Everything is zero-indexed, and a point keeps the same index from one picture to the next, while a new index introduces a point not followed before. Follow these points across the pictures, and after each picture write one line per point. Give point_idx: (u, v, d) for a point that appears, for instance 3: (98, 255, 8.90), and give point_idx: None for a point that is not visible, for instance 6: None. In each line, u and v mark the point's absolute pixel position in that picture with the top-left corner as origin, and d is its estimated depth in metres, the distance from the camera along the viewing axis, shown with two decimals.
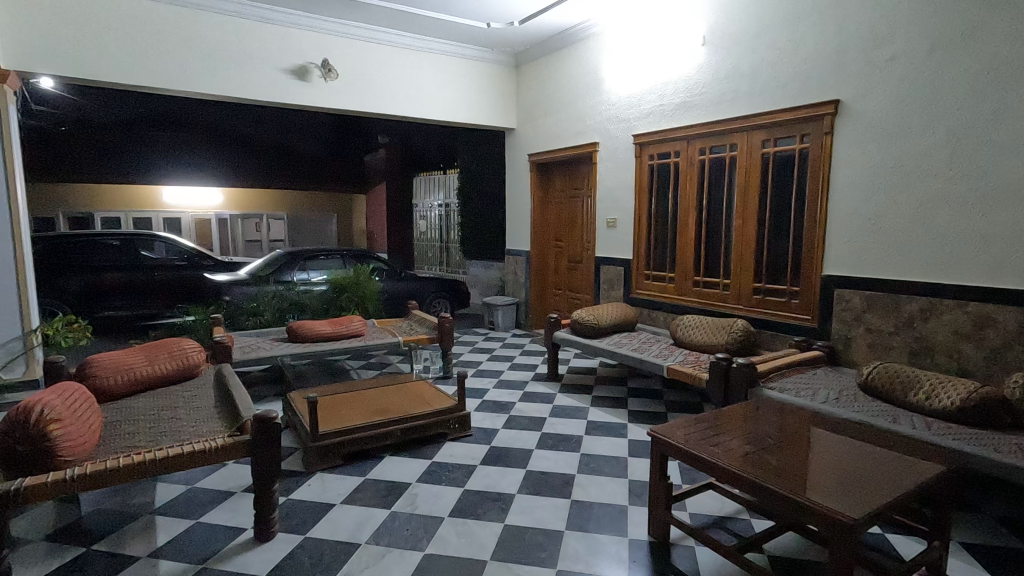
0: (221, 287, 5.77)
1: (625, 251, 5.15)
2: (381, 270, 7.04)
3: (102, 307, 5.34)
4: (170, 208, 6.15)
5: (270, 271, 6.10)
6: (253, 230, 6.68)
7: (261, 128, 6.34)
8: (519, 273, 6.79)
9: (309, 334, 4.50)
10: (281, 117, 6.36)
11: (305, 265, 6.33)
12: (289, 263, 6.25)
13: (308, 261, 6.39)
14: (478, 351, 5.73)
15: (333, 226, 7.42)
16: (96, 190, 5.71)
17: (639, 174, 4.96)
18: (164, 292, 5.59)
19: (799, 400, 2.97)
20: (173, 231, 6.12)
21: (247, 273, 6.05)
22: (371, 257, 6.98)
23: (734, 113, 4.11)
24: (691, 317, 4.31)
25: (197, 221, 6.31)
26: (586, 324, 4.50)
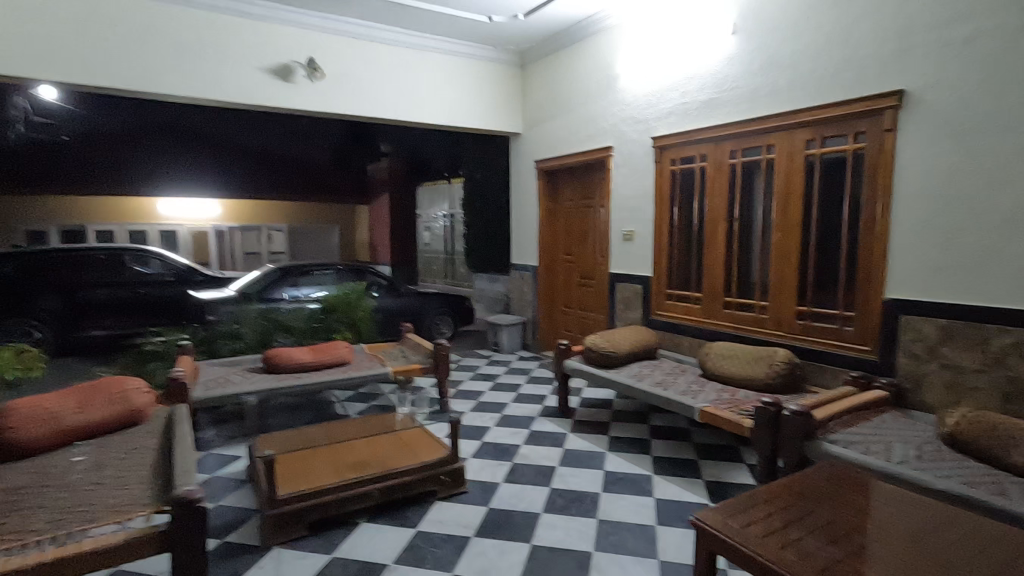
0: (205, 306, 5.18)
1: (644, 267, 4.59)
2: (380, 284, 6.53)
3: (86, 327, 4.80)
4: (166, 219, 5.06)
5: (259, 287, 5.53)
6: (253, 242, 5.57)
7: (269, 135, 5.75)
8: (526, 291, 6.23)
9: (289, 365, 3.98)
10: (288, 121, 5.86)
11: (296, 282, 5.82)
12: (279, 279, 5.71)
13: (301, 277, 5.88)
14: (479, 377, 5.17)
15: (334, 240, 6.12)
16: (91, 203, 4.68)
17: (659, 181, 4.41)
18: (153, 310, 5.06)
19: (871, 459, 2.38)
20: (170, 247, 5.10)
21: (236, 290, 5.39)
22: (368, 269, 6.41)
23: (772, 109, 3.55)
24: (723, 345, 3.73)
25: (193, 234, 5.18)
26: (601, 352, 3.95)
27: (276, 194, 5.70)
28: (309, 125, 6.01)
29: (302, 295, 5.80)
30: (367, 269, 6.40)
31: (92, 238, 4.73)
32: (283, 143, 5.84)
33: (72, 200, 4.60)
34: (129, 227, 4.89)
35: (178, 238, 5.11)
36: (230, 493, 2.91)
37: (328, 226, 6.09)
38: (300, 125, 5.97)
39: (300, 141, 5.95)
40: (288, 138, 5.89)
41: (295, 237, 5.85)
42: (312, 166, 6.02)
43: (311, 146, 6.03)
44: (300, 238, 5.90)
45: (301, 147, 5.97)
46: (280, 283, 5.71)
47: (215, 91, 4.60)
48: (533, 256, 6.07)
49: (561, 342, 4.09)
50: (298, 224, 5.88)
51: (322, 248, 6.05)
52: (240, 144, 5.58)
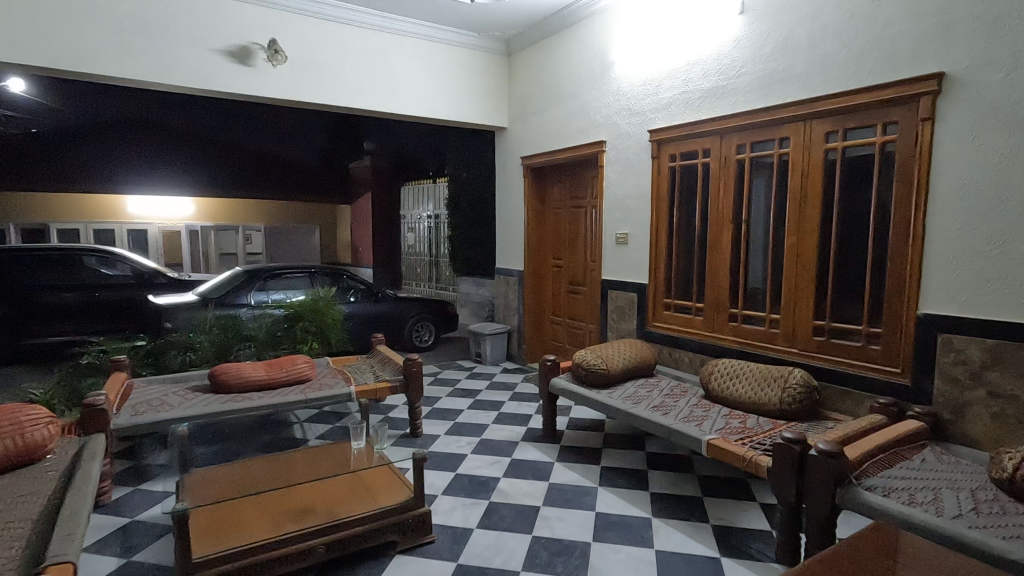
0: (162, 312, 4.63)
1: (640, 274, 4.17)
2: (357, 290, 6.03)
3: (38, 333, 4.12)
4: (136, 217, 4.48)
5: (224, 292, 4.96)
6: (233, 243, 5.01)
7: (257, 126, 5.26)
8: (511, 297, 5.78)
9: (238, 383, 3.50)
10: (275, 113, 5.42)
11: (264, 286, 5.24)
12: (247, 283, 5.11)
13: (269, 280, 5.28)
14: (458, 393, 4.71)
15: (313, 241, 5.50)
16: (57, 199, 4.16)
17: (657, 179, 4.00)
18: (109, 318, 4.40)
19: (919, 512, 1.96)
20: (139, 248, 4.51)
21: (202, 292, 4.84)
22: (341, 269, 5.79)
23: (787, 98, 3.14)
24: (730, 363, 3.32)
25: (166, 234, 4.60)
26: (592, 370, 3.52)
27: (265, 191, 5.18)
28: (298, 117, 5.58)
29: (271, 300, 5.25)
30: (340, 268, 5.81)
31: (54, 237, 4.16)
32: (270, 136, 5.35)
33: (33, 196, 4.08)
34: (94, 225, 4.32)
35: (148, 239, 4.52)
36: (147, 545, 2.42)
37: (310, 227, 5.48)
38: (289, 118, 5.51)
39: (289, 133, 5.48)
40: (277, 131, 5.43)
41: (273, 238, 5.26)
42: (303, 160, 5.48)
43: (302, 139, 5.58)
44: (281, 240, 5.31)
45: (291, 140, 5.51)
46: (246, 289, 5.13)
47: (161, 73, 4.10)
48: (520, 260, 5.62)
49: (547, 358, 3.65)
50: (288, 226, 5.33)
51: (302, 249, 5.45)
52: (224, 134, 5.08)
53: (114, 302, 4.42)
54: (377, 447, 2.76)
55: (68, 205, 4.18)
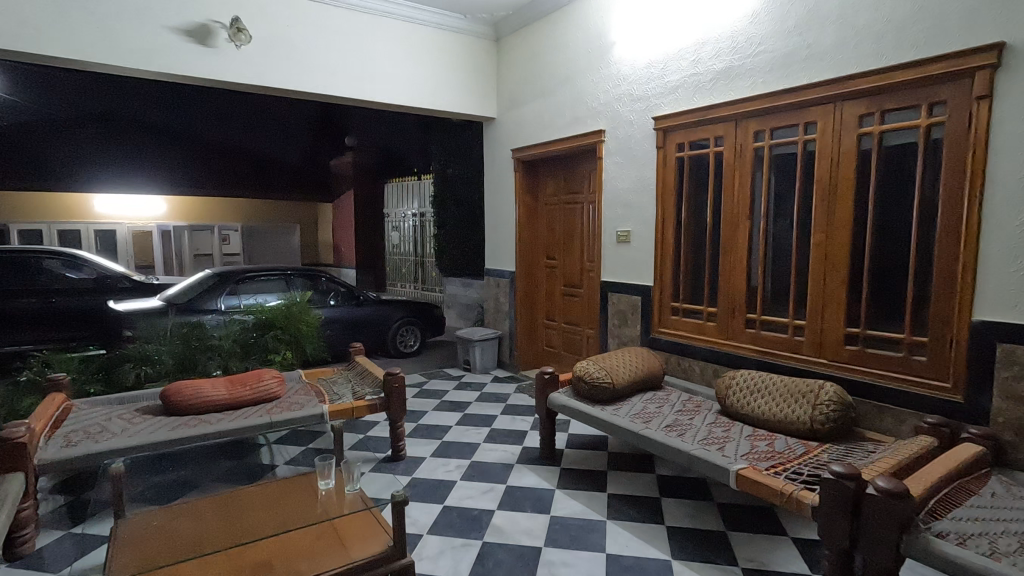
0: (124, 319, 4.19)
1: (644, 276, 3.82)
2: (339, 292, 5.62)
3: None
4: (103, 217, 4.07)
5: (193, 294, 4.52)
6: (208, 244, 4.58)
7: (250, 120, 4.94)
8: (501, 300, 5.40)
9: (196, 404, 3.08)
10: (264, 104, 5.11)
11: (236, 289, 4.81)
12: (218, 286, 4.67)
13: (241, 283, 4.86)
14: (446, 407, 4.31)
15: (294, 241, 5.10)
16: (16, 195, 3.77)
17: (663, 171, 3.64)
18: (66, 323, 4.02)
19: (1007, 565, 1.62)
20: (109, 251, 4.13)
21: (167, 296, 4.37)
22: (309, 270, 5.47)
23: (814, 77, 2.80)
24: (749, 375, 2.98)
25: (135, 234, 4.19)
26: (596, 384, 3.14)
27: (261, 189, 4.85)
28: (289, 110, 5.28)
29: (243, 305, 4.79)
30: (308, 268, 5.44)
31: (14, 238, 3.79)
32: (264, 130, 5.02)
33: None
34: (58, 226, 3.94)
35: (116, 238, 4.11)
36: None
37: (291, 226, 5.05)
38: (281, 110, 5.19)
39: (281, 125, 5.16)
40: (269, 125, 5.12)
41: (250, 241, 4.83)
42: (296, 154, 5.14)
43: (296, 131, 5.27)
44: (259, 242, 4.89)
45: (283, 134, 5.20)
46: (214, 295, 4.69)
47: (109, 56, 3.65)
48: (511, 261, 5.23)
49: (545, 371, 3.26)
50: (279, 226, 5.00)
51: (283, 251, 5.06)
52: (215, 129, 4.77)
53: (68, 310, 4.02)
54: (350, 487, 2.36)
55: (27, 204, 3.78)
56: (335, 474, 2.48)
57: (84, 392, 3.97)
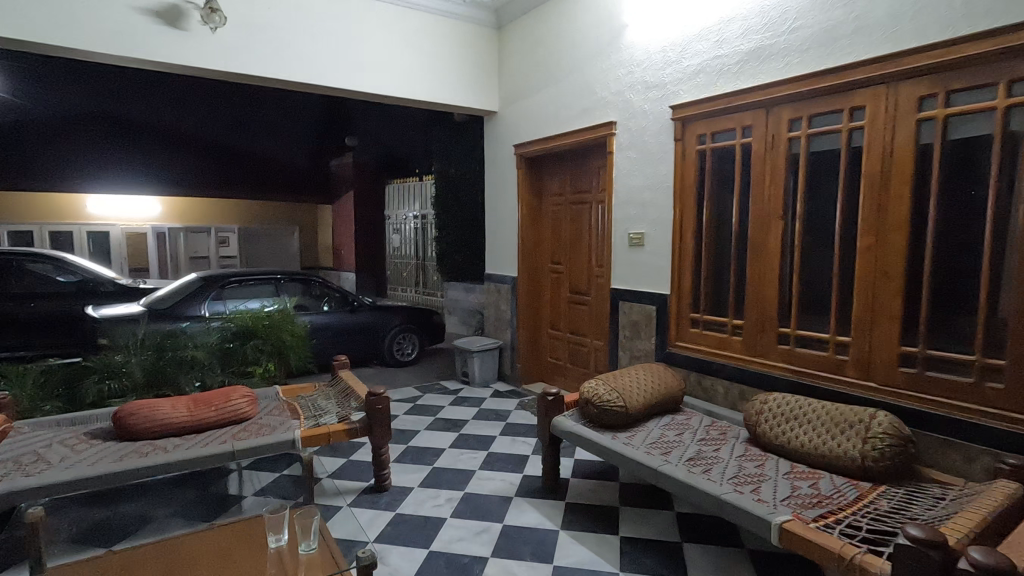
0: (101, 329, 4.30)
1: (661, 284, 3.43)
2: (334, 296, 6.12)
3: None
4: (96, 218, 4.67)
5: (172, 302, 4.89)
6: (201, 246, 5.39)
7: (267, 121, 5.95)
8: (502, 307, 5.02)
9: (152, 428, 2.71)
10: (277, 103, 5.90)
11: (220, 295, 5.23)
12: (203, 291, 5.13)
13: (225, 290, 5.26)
14: (440, 426, 3.93)
15: (292, 242, 6.23)
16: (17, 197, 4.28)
17: (680, 166, 3.26)
18: (44, 330, 4.13)
19: None
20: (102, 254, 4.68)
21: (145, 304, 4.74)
22: (273, 275, 5.70)
23: (863, 54, 2.40)
24: (785, 399, 2.58)
25: (129, 235, 4.83)
26: (606, 406, 2.75)
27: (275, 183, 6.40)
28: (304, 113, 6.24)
29: (227, 309, 5.22)
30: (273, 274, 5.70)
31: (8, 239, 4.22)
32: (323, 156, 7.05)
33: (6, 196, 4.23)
34: (50, 227, 4.43)
35: (109, 240, 4.70)
36: None
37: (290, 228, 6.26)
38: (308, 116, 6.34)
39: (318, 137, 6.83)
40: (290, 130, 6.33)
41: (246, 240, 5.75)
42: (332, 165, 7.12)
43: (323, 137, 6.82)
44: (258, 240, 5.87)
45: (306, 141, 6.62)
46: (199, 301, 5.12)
47: (67, 37, 3.30)
48: (512, 266, 4.85)
49: (547, 394, 2.88)
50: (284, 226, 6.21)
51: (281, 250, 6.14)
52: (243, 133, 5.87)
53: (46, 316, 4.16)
54: (303, 546, 1.96)
55: (29, 207, 4.32)
56: (290, 530, 2.07)
57: (40, 410, 3.61)
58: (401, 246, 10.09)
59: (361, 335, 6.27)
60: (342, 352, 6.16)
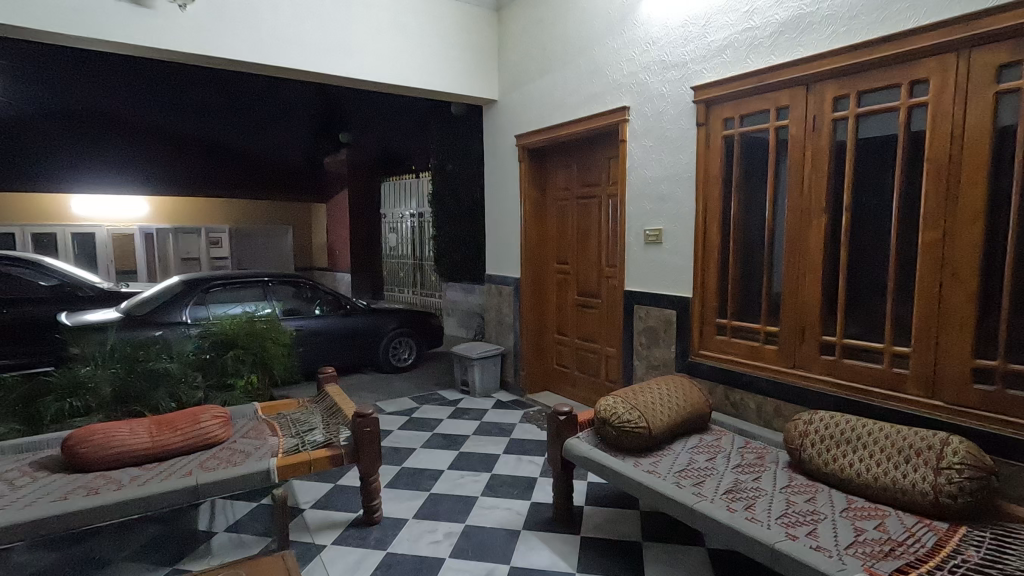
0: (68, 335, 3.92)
1: (681, 286, 3.09)
2: (325, 299, 5.81)
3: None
4: (80, 219, 4.18)
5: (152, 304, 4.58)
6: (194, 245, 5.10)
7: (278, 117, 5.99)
8: (503, 311, 4.67)
9: (109, 455, 2.37)
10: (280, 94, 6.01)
11: (205, 297, 4.94)
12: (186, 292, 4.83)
13: (210, 292, 4.99)
14: (439, 443, 3.59)
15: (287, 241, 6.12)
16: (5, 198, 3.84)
17: (704, 154, 2.91)
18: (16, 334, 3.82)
19: None
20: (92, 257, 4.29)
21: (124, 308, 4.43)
22: (260, 276, 5.39)
23: (925, 17, 2.05)
24: (835, 420, 2.24)
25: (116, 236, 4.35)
26: (626, 428, 2.40)
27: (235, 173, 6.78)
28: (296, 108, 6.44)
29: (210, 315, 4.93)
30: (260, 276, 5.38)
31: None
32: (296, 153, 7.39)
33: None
34: (32, 229, 3.96)
35: (95, 242, 4.23)
36: None
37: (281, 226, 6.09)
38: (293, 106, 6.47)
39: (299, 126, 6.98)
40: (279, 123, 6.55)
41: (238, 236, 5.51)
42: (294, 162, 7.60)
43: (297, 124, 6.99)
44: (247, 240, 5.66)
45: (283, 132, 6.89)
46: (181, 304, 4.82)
47: (10, 13, 2.91)
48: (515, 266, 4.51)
49: (558, 416, 2.53)
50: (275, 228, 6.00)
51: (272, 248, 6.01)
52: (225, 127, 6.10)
53: (17, 321, 3.83)
54: None
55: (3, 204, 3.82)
56: None
57: None
58: (397, 245, 9.77)
59: (355, 340, 5.96)
60: (335, 359, 5.86)
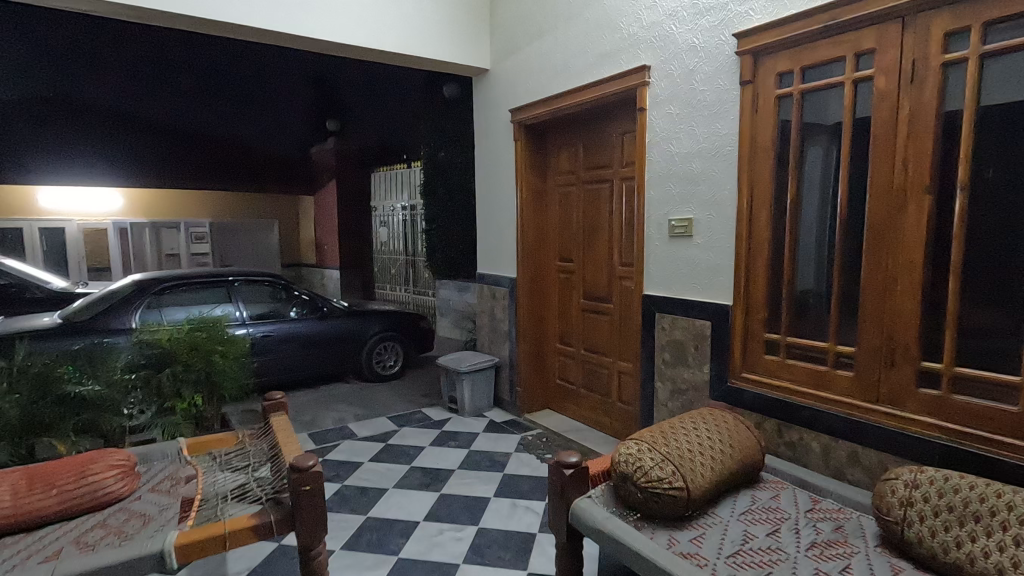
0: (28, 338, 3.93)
1: (718, 291, 2.44)
2: (299, 300, 5.25)
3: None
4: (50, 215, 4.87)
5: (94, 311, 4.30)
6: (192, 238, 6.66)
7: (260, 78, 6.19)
8: (498, 316, 4.02)
9: None
10: (269, 61, 6.08)
11: (157, 302, 4.56)
12: (134, 296, 4.48)
13: (163, 295, 4.61)
14: (416, 481, 2.95)
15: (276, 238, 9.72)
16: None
17: (751, 120, 2.25)
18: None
19: None
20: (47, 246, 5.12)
21: (77, 310, 4.28)
22: (224, 275, 4.90)
23: None
24: (952, 484, 1.60)
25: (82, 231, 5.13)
26: (657, 490, 1.75)
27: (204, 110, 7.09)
28: (281, 71, 6.46)
29: (163, 319, 4.53)
30: (225, 275, 4.90)
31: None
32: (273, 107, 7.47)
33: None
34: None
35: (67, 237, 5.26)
36: None
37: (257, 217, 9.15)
38: (281, 71, 6.46)
39: (281, 92, 6.95)
40: (262, 87, 6.63)
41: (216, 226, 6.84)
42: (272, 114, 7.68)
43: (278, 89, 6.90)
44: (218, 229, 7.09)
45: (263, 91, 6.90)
46: (129, 310, 4.42)
47: None
48: (510, 264, 3.85)
49: (566, 473, 1.87)
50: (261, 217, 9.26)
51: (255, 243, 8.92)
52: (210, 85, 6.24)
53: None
54: None
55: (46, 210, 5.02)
56: None
57: None
58: (389, 240, 9.17)
59: (333, 345, 5.35)
60: (311, 367, 5.25)
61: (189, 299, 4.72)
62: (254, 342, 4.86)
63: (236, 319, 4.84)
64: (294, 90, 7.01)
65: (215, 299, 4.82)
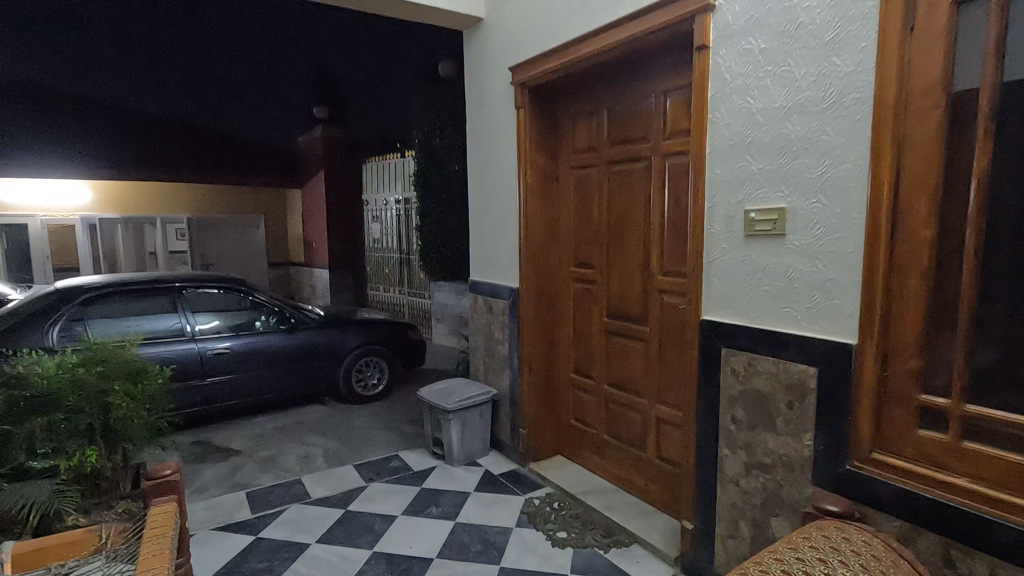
0: None
1: (832, 324, 1.56)
2: (264, 309, 4.40)
3: None
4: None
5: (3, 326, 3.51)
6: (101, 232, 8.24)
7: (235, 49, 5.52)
8: (497, 336, 3.15)
9: None
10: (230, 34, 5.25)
11: (83, 314, 3.73)
12: (56, 306, 3.67)
13: (91, 306, 3.77)
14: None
15: (259, 234, 9.33)
16: None
17: (903, 45, 1.37)
18: None
19: None
20: None
21: None
22: (170, 283, 4.06)
23: None
24: None
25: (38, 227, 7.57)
26: None
27: (173, 90, 6.33)
28: (251, 52, 5.67)
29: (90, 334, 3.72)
30: (171, 282, 4.06)
31: None
32: (249, 88, 6.65)
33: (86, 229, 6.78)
34: None
35: None
36: None
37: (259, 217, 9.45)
38: (247, 50, 5.62)
39: (253, 69, 6.12)
40: (236, 65, 5.92)
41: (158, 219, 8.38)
42: (252, 96, 6.87)
43: (251, 68, 6.10)
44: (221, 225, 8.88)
45: (235, 70, 6.11)
46: (47, 323, 3.60)
47: None
48: (511, 270, 2.98)
49: None
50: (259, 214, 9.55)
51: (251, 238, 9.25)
52: (179, 58, 5.63)
53: None
54: None
55: None
56: None
57: None
58: (382, 237, 8.05)
59: (305, 363, 4.50)
60: (276, 389, 4.40)
61: (122, 310, 3.84)
62: (204, 362, 4.01)
63: (182, 334, 3.99)
64: (273, 68, 6.22)
65: (156, 308, 3.97)
